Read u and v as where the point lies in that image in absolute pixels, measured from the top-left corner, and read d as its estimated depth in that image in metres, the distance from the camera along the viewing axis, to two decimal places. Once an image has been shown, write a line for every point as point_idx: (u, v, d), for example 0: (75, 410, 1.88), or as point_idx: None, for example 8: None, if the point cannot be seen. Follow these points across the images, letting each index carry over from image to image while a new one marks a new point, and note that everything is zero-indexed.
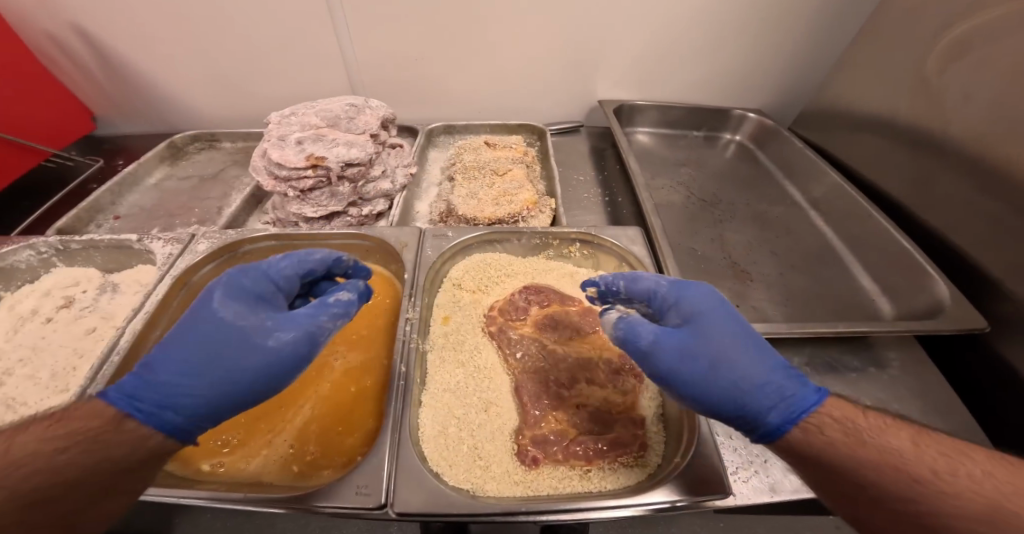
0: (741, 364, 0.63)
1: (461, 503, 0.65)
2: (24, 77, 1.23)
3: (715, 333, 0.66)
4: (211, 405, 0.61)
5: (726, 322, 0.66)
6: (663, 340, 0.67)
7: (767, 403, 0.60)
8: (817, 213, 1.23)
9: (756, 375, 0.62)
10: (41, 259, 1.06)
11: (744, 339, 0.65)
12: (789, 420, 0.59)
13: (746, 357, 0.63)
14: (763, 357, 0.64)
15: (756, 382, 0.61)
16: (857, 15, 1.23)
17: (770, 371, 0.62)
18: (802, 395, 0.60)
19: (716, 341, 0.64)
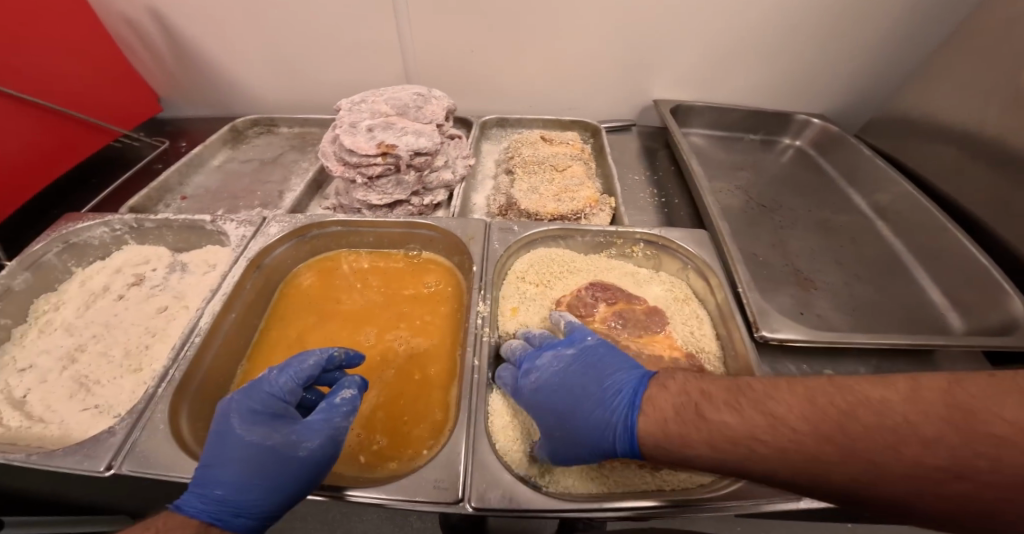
0: (586, 430, 0.67)
1: (534, 498, 0.66)
2: (100, 58, 1.28)
3: (541, 416, 0.71)
4: (274, 509, 0.64)
5: (552, 398, 0.71)
6: (539, 429, 0.72)
7: (609, 434, 0.65)
8: (883, 223, 1.25)
9: (602, 422, 0.66)
10: (114, 236, 1.09)
11: (561, 409, 0.70)
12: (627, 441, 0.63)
13: (578, 417, 0.68)
14: (598, 398, 0.68)
15: (598, 426, 0.66)
16: (938, 23, 1.22)
17: (604, 401, 0.68)
18: (629, 415, 0.64)
19: (568, 397, 0.71)
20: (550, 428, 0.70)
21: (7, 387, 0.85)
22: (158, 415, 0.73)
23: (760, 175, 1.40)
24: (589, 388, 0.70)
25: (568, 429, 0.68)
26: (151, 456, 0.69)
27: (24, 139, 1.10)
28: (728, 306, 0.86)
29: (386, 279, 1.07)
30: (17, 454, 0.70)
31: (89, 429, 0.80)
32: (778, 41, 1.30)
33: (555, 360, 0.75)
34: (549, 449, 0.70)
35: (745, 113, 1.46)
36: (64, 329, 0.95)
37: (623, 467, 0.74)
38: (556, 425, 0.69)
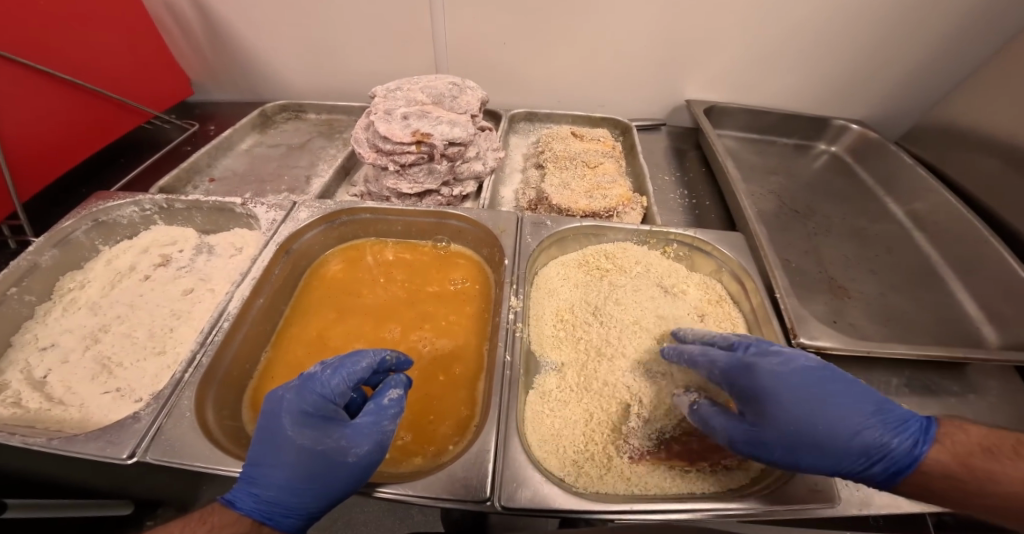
0: (839, 445, 0.62)
1: (562, 498, 0.65)
2: (137, 38, 1.29)
3: (776, 396, 0.65)
4: (321, 508, 0.65)
5: (816, 392, 0.65)
6: (767, 401, 0.66)
7: (868, 455, 0.61)
8: (920, 232, 1.22)
9: (860, 431, 0.62)
10: (143, 216, 1.10)
11: (815, 403, 0.64)
12: (896, 470, 0.60)
13: (837, 417, 0.63)
14: (863, 401, 0.65)
15: (852, 433, 0.62)
16: (986, 32, 1.20)
17: (866, 412, 0.63)
18: (900, 444, 0.60)
19: (807, 406, 0.64)
20: (787, 396, 0.65)
21: (27, 366, 0.83)
22: (184, 402, 0.72)
23: (794, 179, 1.38)
24: (844, 404, 0.64)
25: (814, 422, 0.63)
26: (175, 444, 0.68)
27: (59, 117, 1.11)
28: (762, 308, 0.87)
29: (410, 272, 1.06)
30: (38, 437, 0.68)
31: (109, 413, 0.77)
32: (824, 43, 1.27)
33: (809, 366, 0.67)
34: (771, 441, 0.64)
35: (779, 117, 1.44)
36: (89, 308, 0.94)
37: (653, 468, 0.71)
38: (798, 403, 0.64)
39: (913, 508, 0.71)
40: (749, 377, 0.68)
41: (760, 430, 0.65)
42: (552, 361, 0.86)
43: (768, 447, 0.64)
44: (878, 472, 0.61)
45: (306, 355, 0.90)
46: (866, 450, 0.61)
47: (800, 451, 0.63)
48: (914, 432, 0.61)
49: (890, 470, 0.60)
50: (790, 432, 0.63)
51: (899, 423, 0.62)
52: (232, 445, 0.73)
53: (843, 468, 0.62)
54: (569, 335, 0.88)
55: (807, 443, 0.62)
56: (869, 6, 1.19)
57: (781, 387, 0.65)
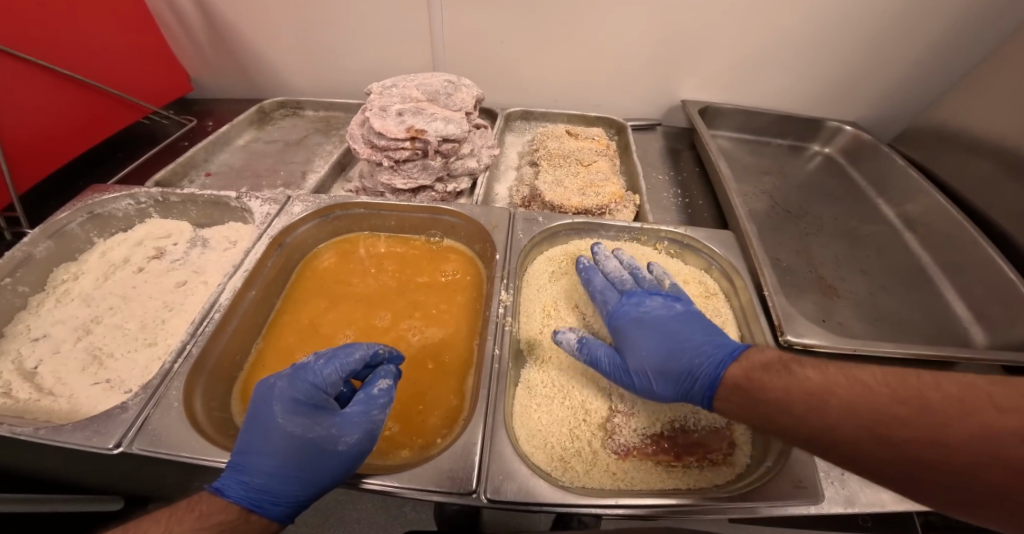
0: (669, 370, 0.73)
1: (549, 492, 0.65)
2: (136, 34, 1.29)
3: (627, 327, 0.80)
4: (310, 497, 0.66)
5: (659, 326, 0.78)
6: (622, 330, 0.80)
7: (690, 378, 0.71)
8: (911, 233, 1.23)
9: (689, 352, 0.73)
10: (138, 209, 1.10)
11: (657, 336, 0.77)
12: (708, 390, 0.69)
13: (673, 344, 0.75)
14: (694, 333, 0.76)
15: (681, 357, 0.73)
16: (978, 36, 1.21)
17: (698, 340, 0.74)
18: (712, 363, 0.70)
19: (644, 338, 0.77)
20: (634, 328, 0.79)
21: (19, 356, 0.84)
22: (173, 392, 0.73)
23: (787, 180, 1.39)
24: (679, 338, 0.75)
25: (647, 345, 0.76)
26: (162, 435, 0.68)
27: (57, 111, 1.12)
28: (751, 305, 0.88)
29: (402, 265, 1.06)
30: (25, 427, 0.69)
31: (98, 404, 0.77)
32: (818, 44, 1.28)
33: (664, 309, 0.81)
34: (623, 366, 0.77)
35: (774, 118, 1.45)
36: (82, 300, 0.94)
37: (640, 463, 0.72)
38: (641, 333, 0.78)
39: (898, 507, 0.71)
40: (610, 314, 0.84)
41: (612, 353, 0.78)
42: (538, 353, 0.86)
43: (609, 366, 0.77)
44: (693, 392, 0.71)
45: (296, 346, 0.91)
46: (689, 371, 0.71)
47: (632, 370, 0.75)
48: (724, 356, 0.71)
49: (705, 386, 0.69)
50: (630, 353, 0.77)
51: (720, 350, 0.72)
52: (219, 435, 0.73)
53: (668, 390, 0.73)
54: (553, 329, 0.89)
55: (640, 365, 0.75)
56: (862, 9, 1.20)
57: (632, 326, 0.80)
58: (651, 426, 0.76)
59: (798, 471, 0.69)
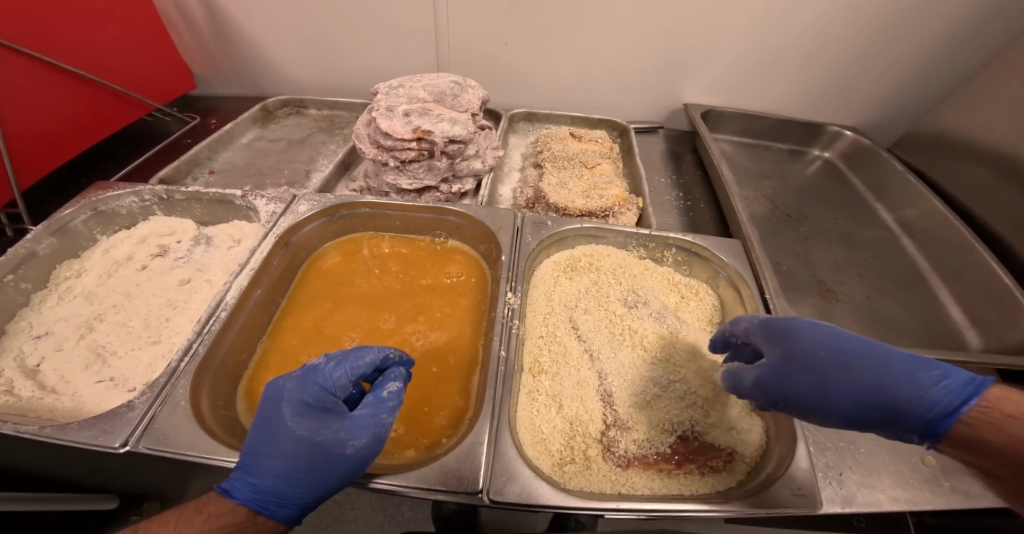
0: (887, 377, 0.60)
1: (552, 492, 0.66)
2: (140, 30, 1.29)
3: (807, 343, 0.66)
4: (317, 499, 0.66)
5: (848, 351, 0.64)
6: (797, 350, 0.66)
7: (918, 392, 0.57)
8: (909, 238, 1.24)
9: (897, 381, 0.59)
10: (142, 207, 1.10)
11: (848, 362, 0.63)
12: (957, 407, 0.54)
13: (869, 371, 0.61)
14: (903, 360, 0.61)
15: (884, 390, 0.59)
16: (973, 45, 1.23)
17: (907, 369, 0.60)
18: (943, 396, 0.56)
19: (833, 348, 0.64)
20: (814, 346, 0.66)
21: (21, 354, 0.84)
22: (179, 391, 0.74)
23: (788, 184, 1.40)
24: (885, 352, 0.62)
25: (835, 370, 0.63)
26: (169, 433, 0.69)
27: (61, 107, 1.12)
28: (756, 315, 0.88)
29: (407, 266, 1.07)
30: (30, 425, 0.69)
31: (102, 403, 0.77)
32: (820, 50, 1.29)
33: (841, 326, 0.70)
34: (803, 372, 0.65)
35: (775, 122, 1.46)
36: (85, 297, 0.94)
37: (640, 469, 0.73)
38: (826, 354, 0.64)
39: (892, 507, 0.73)
40: (783, 327, 0.70)
41: (785, 376, 0.66)
42: (541, 356, 0.86)
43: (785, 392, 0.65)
44: (910, 428, 0.58)
45: (301, 346, 0.91)
46: (898, 405, 0.58)
47: (813, 396, 0.63)
48: (953, 388, 0.56)
49: (923, 424, 0.56)
50: (808, 375, 0.64)
51: (949, 382, 0.56)
52: (225, 434, 0.74)
53: (862, 421, 0.61)
54: (552, 332, 0.90)
55: (827, 392, 0.62)
56: (863, 14, 1.21)
57: (810, 332, 0.68)
58: (653, 434, 0.77)
59: (799, 478, 0.69)
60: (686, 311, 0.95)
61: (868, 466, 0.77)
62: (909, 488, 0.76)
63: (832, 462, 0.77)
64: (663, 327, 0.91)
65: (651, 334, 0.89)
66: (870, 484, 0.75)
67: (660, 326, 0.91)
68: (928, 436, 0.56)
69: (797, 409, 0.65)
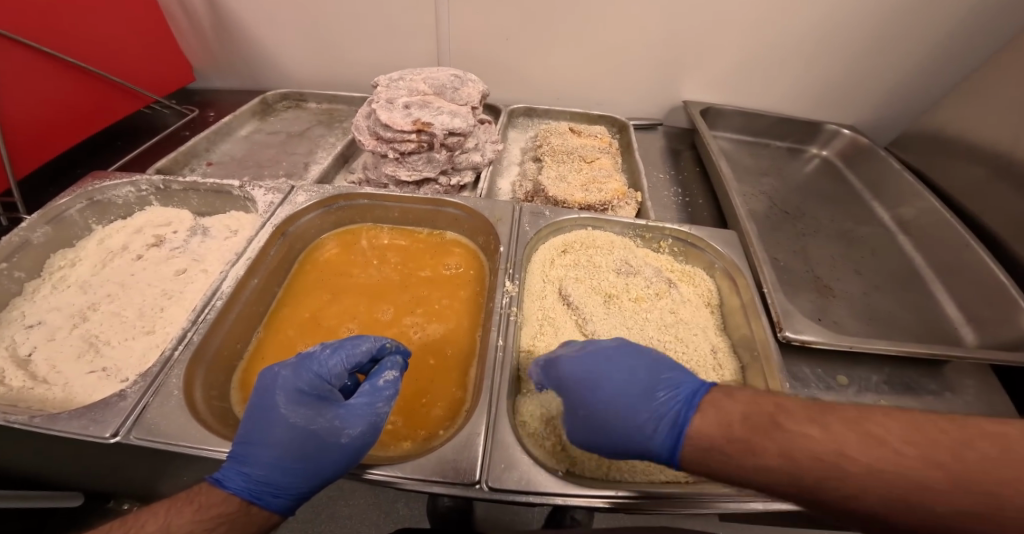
0: (619, 423, 0.64)
1: (549, 482, 0.65)
2: (139, 22, 1.28)
3: (574, 402, 0.68)
4: (311, 490, 0.65)
5: (599, 405, 0.66)
6: (570, 411, 0.69)
7: (650, 434, 0.61)
8: (907, 236, 1.25)
9: (637, 425, 0.63)
10: (139, 197, 1.10)
11: (603, 416, 0.65)
12: (671, 444, 0.59)
13: (615, 421, 0.64)
14: (636, 402, 0.64)
15: (625, 440, 0.63)
16: (970, 44, 1.24)
17: (638, 414, 0.63)
18: (665, 450, 0.60)
19: (582, 404, 0.67)
20: (577, 408, 0.68)
21: (13, 343, 0.83)
22: (172, 381, 0.73)
23: (785, 182, 1.41)
24: (631, 394, 0.65)
25: (593, 429, 0.66)
26: (160, 424, 0.68)
27: (61, 99, 1.11)
28: (752, 305, 0.88)
29: (406, 257, 1.07)
30: (20, 415, 0.68)
31: (94, 393, 0.77)
32: (819, 49, 1.30)
33: (607, 352, 0.71)
34: (575, 431, 0.68)
35: (775, 120, 1.47)
36: (79, 286, 0.94)
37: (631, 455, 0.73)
38: (583, 415, 0.67)
39: None
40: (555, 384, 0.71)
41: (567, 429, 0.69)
42: (538, 349, 0.85)
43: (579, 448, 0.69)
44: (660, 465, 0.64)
45: (298, 336, 0.91)
46: (636, 451, 0.63)
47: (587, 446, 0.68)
48: (666, 435, 0.60)
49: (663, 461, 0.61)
50: (575, 426, 0.68)
51: (669, 421, 0.61)
52: (218, 424, 0.73)
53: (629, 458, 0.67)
54: (550, 322, 0.90)
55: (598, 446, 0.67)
56: (861, 13, 1.22)
57: (567, 391, 0.70)
58: None
59: None
60: (679, 290, 0.96)
61: None
62: None
63: None
64: (660, 318, 0.91)
65: (650, 323, 0.90)
66: None
67: (659, 317, 0.91)
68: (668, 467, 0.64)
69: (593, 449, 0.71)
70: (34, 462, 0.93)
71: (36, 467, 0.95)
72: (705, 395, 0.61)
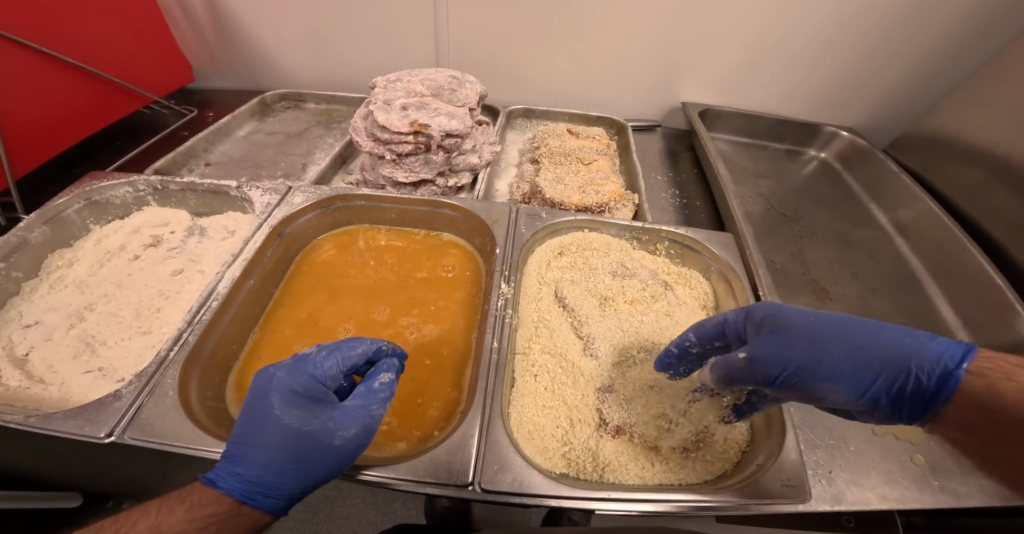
0: (862, 346, 0.59)
1: (542, 484, 0.65)
2: (138, 22, 1.29)
3: (798, 324, 0.64)
4: (303, 490, 0.65)
5: (832, 328, 0.62)
6: (784, 329, 0.64)
7: (901, 355, 0.56)
8: (904, 238, 1.25)
9: (886, 347, 0.58)
10: (136, 197, 1.10)
11: (844, 331, 0.61)
12: (936, 369, 0.53)
13: (866, 336, 0.60)
14: (885, 330, 0.60)
15: (866, 361, 0.58)
16: (968, 47, 1.24)
17: (891, 342, 0.58)
18: (941, 355, 0.54)
19: (807, 325, 0.63)
20: (803, 327, 0.64)
21: (10, 343, 0.83)
22: (168, 381, 0.73)
23: (783, 184, 1.41)
24: (876, 326, 0.61)
25: (817, 345, 0.61)
26: (155, 424, 0.68)
27: (60, 99, 1.11)
28: (747, 307, 0.88)
29: (403, 258, 1.07)
30: (15, 414, 0.68)
31: (90, 393, 0.77)
32: (818, 50, 1.30)
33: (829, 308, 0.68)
34: (785, 349, 0.63)
35: (773, 122, 1.47)
36: (76, 286, 0.94)
37: (628, 457, 0.72)
38: (816, 332, 0.62)
39: (882, 505, 0.73)
40: (770, 313, 0.68)
41: (783, 345, 0.63)
42: (533, 351, 0.86)
43: (799, 371, 0.61)
44: (911, 404, 0.55)
45: (294, 337, 0.91)
46: (884, 370, 0.57)
47: (812, 366, 0.61)
48: (942, 345, 0.55)
49: (913, 387, 0.54)
50: (805, 342, 0.62)
51: (932, 347, 0.55)
52: (213, 425, 0.73)
53: (866, 396, 0.58)
54: (545, 323, 0.90)
55: (829, 363, 0.60)
56: (859, 16, 1.22)
57: (783, 320, 0.66)
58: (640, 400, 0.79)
59: (788, 470, 0.69)
60: (675, 293, 0.96)
61: (857, 465, 0.77)
62: (897, 486, 0.76)
63: (820, 459, 0.77)
64: (656, 320, 0.91)
65: (646, 326, 0.90)
66: (860, 483, 0.75)
67: (655, 319, 0.91)
68: (926, 409, 0.54)
69: (810, 387, 0.61)
70: (31, 461, 0.93)
71: (33, 465, 0.95)
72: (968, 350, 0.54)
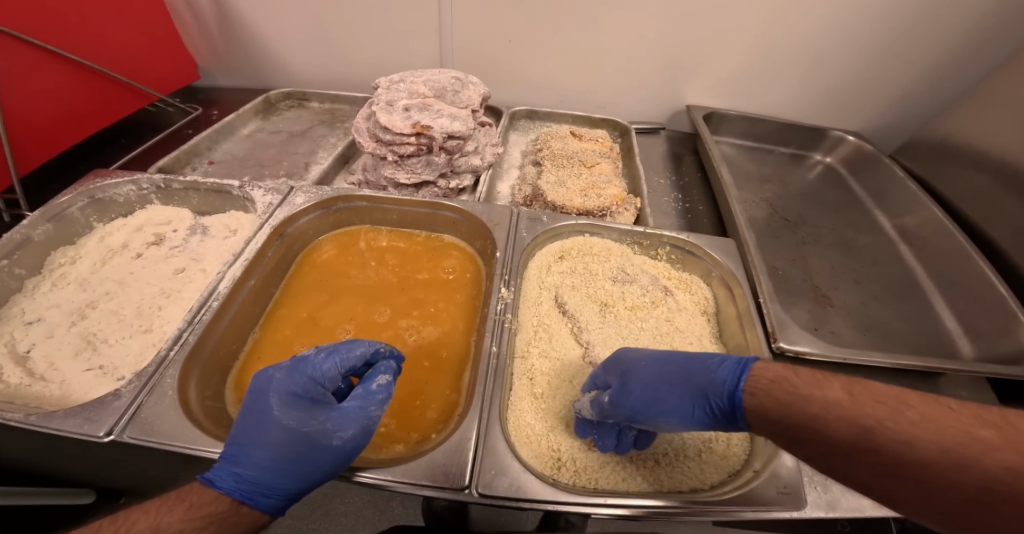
0: (681, 382, 0.65)
1: (538, 488, 0.65)
2: (144, 21, 1.29)
3: (632, 368, 0.69)
4: (302, 491, 0.65)
5: (656, 368, 0.68)
6: (625, 376, 0.69)
7: (705, 384, 0.62)
8: (908, 243, 1.24)
9: (697, 379, 0.64)
10: (140, 196, 1.10)
11: (661, 369, 0.67)
12: (731, 394, 0.59)
13: (682, 370, 0.66)
14: (694, 361, 0.66)
15: (686, 393, 0.64)
16: (978, 52, 1.22)
17: (699, 371, 0.64)
18: (726, 376, 0.61)
19: (637, 371, 0.68)
20: (637, 369, 0.69)
21: (12, 340, 0.84)
22: (167, 381, 0.73)
23: (788, 188, 1.40)
24: (689, 359, 0.67)
25: (644, 387, 0.67)
26: (155, 423, 0.68)
27: (66, 97, 1.12)
28: (748, 314, 0.88)
29: (403, 259, 1.07)
30: (16, 412, 0.69)
31: (91, 391, 0.77)
32: (825, 53, 1.28)
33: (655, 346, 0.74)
34: (626, 397, 0.67)
35: (778, 126, 1.45)
36: (78, 283, 0.95)
37: (628, 466, 0.73)
38: (646, 374, 0.68)
39: (877, 512, 0.72)
40: (620, 361, 0.72)
41: (626, 393, 0.67)
42: (532, 354, 0.85)
43: (634, 410, 0.66)
44: (723, 424, 0.62)
45: (293, 337, 0.91)
46: (704, 398, 0.62)
47: (648, 408, 0.66)
48: (731, 365, 0.62)
49: (722, 411, 0.60)
50: (640, 387, 0.67)
51: (730, 365, 0.62)
52: (211, 425, 0.74)
53: (695, 423, 0.64)
54: (546, 327, 0.89)
55: (652, 405, 0.65)
56: (868, 19, 1.20)
57: (626, 369, 0.70)
58: None
59: (783, 477, 0.69)
60: (676, 298, 0.96)
61: None
62: None
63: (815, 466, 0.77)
64: (656, 326, 0.90)
65: (646, 332, 0.89)
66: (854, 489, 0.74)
67: (655, 324, 0.90)
68: (735, 426, 0.61)
69: (645, 423, 0.67)
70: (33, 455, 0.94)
71: (36, 459, 0.97)
72: (751, 362, 0.61)
